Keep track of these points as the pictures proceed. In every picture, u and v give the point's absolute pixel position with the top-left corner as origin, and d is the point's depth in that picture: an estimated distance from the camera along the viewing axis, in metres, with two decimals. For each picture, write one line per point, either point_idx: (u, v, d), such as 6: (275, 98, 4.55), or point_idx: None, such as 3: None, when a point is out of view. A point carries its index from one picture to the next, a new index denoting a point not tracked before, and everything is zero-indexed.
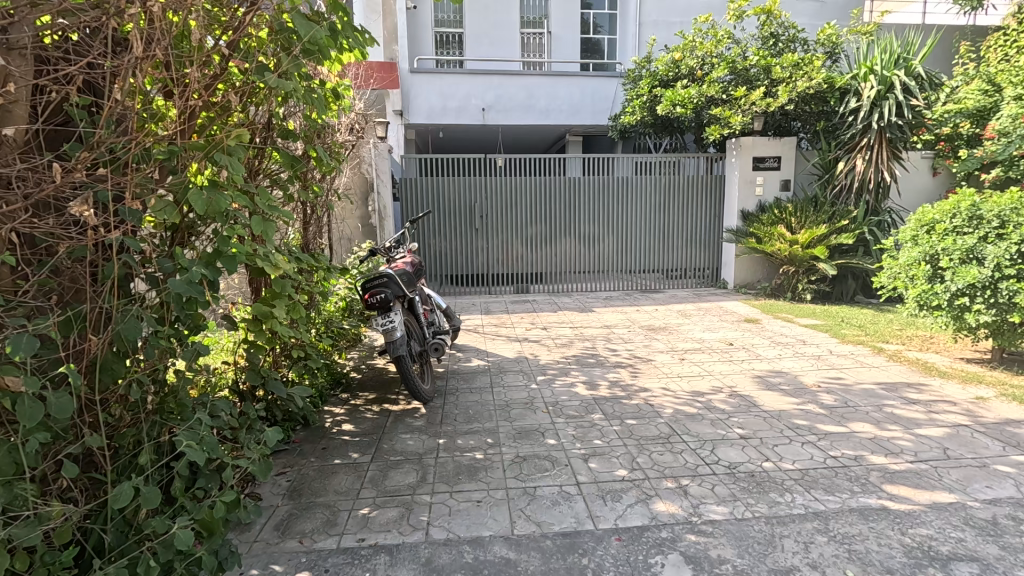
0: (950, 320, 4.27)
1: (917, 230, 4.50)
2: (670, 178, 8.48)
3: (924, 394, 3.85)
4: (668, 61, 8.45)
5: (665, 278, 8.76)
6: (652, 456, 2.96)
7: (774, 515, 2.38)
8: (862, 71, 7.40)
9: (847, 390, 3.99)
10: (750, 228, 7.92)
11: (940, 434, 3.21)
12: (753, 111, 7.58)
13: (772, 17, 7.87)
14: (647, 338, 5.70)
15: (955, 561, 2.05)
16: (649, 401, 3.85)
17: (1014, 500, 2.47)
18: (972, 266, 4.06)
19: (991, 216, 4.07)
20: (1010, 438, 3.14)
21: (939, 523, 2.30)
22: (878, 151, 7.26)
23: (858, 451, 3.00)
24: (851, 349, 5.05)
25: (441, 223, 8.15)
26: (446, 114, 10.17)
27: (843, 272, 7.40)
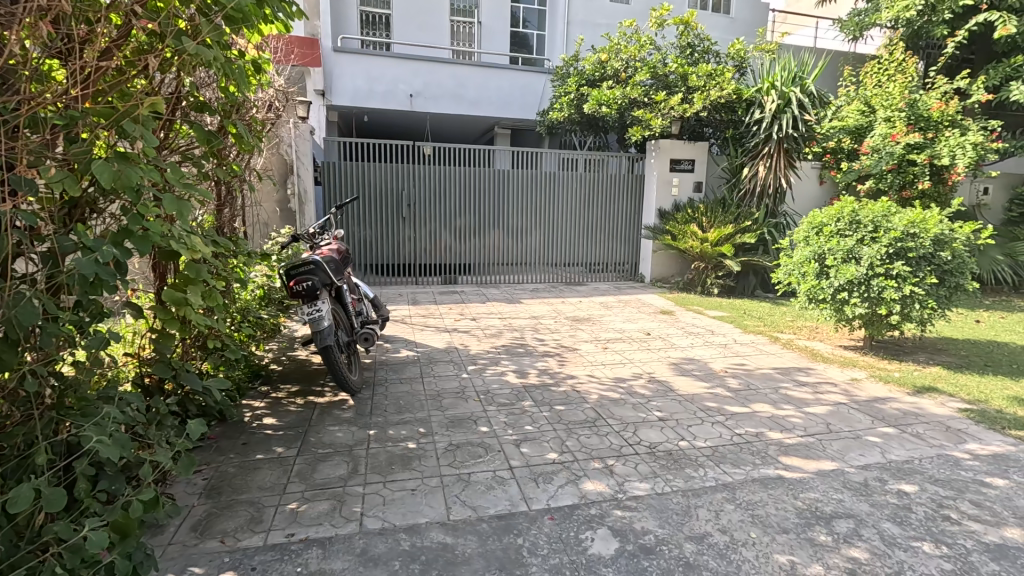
0: (833, 312, 4.85)
1: (809, 231, 5.05)
2: (594, 175, 8.83)
3: (811, 377, 4.36)
4: (595, 61, 8.76)
5: (588, 271, 9.11)
6: (579, 440, 3.10)
7: (689, 488, 2.60)
8: (765, 86, 8.07)
9: (749, 375, 4.41)
10: (666, 226, 8.44)
11: (824, 411, 3.66)
12: (671, 115, 8.03)
13: (689, 28, 8.45)
14: (573, 328, 5.91)
15: (837, 519, 2.37)
16: (576, 387, 4.02)
17: (881, 465, 2.89)
18: (851, 265, 4.62)
19: (867, 221, 4.67)
20: (877, 413, 3.65)
21: (824, 487, 2.63)
22: (776, 159, 7.97)
23: (759, 428, 3.34)
24: (752, 338, 5.57)
25: (366, 210, 7.88)
26: (372, 97, 9.80)
27: (745, 268, 8.12)
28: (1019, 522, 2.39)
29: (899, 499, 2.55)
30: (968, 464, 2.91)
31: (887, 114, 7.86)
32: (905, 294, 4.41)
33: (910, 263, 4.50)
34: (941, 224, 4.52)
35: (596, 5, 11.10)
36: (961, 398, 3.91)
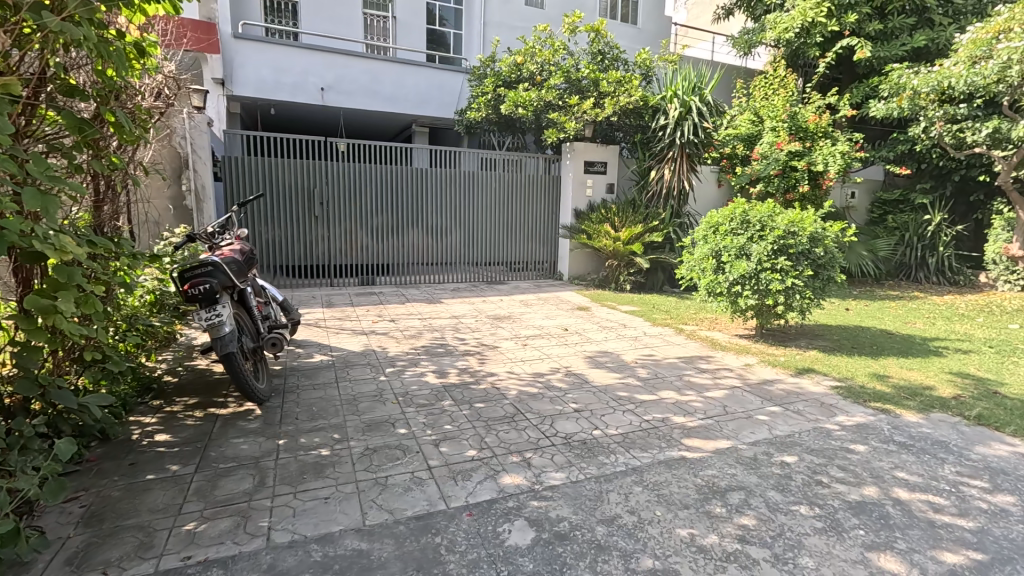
0: (728, 303, 5.30)
1: (707, 230, 5.47)
2: (512, 175, 8.96)
3: (710, 364, 4.74)
4: (511, 63, 8.89)
5: (509, 270, 9.24)
6: (498, 435, 3.15)
7: (602, 474, 2.74)
8: (668, 94, 8.61)
9: (657, 365, 4.70)
10: (582, 226, 8.77)
11: (721, 395, 3.99)
12: (584, 118, 8.34)
13: (599, 36, 8.83)
14: (493, 326, 5.98)
15: (730, 491, 2.60)
16: (496, 384, 4.08)
17: (768, 440, 3.21)
18: (743, 260, 5.08)
19: (755, 221, 5.15)
20: (766, 393, 4.05)
21: (720, 463, 2.88)
22: (679, 163, 8.55)
23: (665, 414, 3.58)
24: (660, 330, 5.95)
25: (274, 208, 7.44)
26: (279, 89, 9.25)
27: (654, 266, 8.62)
28: (875, 481, 2.76)
29: (782, 469, 2.85)
30: (837, 434, 3.32)
31: (772, 124, 8.70)
32: (787, 286, 4.92)
33: (791, 259, 5.02)
34: (815, 223, 5.09)
35: (511, 7, 11.26)
36: (833, 377, 4.44)
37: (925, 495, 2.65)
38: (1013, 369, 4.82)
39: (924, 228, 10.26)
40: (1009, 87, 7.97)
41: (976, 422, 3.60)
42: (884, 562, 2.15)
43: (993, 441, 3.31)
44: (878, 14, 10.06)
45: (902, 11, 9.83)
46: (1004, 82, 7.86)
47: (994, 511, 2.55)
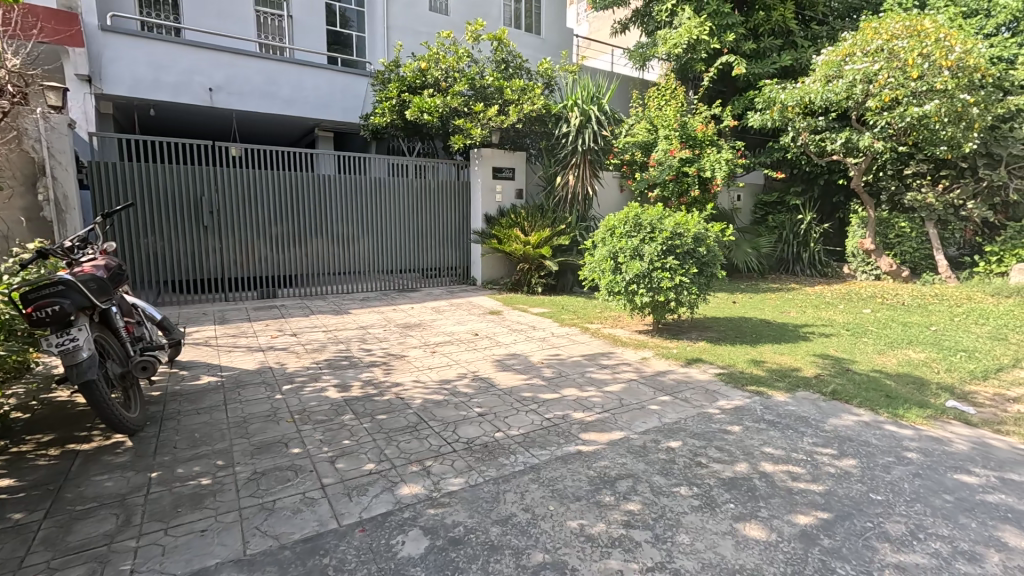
0: (626, 302, 5.61)
1: (604, 233, 5.77)
2: (422, 181, 8.86)
3: (611, 360, 4.99)
4: (415, 68, 8.81)
5: (421, 277, 9.13)
6: (399, 446, 3.09)
7: (500, 475, 2.79)
8: (569, 103, 8.96)
9: (562, 364, 4.87)
10: (492, 231, 8.88)
11: (619, 388, 4.22)
12: (489, 125, 8.46)
13: (502, 45, 9.01)
14: (402, 335, 5.88)
15: (620, 480, 2.75)
16: (400, 394, 4.01)
17: (657, 428, 3.43)
18: (637, 261, 5.41)
19: (647, 224, 5.51)
20: (658, 384, 4.34)
21: (613, 454, 3.04)
22: (583, 169, 8.97)
23: (565, 410, 3.72)
24: (567, 330, 6.16)
25: (156, 218, 6.81)
26: (159, 88, 8.47)
27: (563, 268, 8.90)
28: (745, 457, 3.06)
29: (667, 454, 3.07)
30: (717, 418, 3.63)
31: (666, 133, 9.33)
32: (676, 283, 5.32)
33: (678, 258, 5.43)
34: (698, 225, 5.55)
35: (415, 12, 11.16)
36: (718, 365, 4.85)
37: (786, 466, 2.98)
38: (863, 348, 5.54)
39: (797, 226, 11.48)
40: (856, 103, 9.08)
41: (831, 397, 4.10)
42: (748, 530, 2.38)
43: (844, 413, 3.80)
44: (752, 34, 11.14)
45: (771, 33, 11.00)
46: (852, 98, 9.00)
47: (839, 474, 2.92)
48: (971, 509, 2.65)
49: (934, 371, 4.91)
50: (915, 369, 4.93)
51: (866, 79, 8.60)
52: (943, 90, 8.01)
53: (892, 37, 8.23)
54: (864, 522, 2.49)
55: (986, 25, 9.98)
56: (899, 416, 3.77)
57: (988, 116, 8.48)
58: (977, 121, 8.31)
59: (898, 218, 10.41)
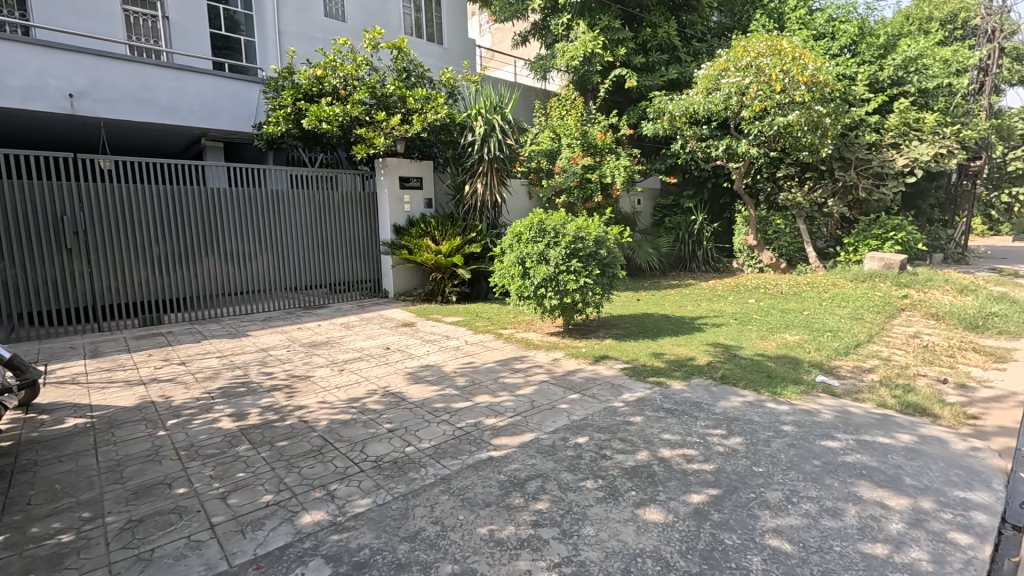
0: (536, 305, 5.74)
1: (512, 239, 5.89)
2: (325, 192, 8.48)
3: (523, 363, 5.08)
4: (311, 76, 8.46)
5: (329, 292, 8.73)
6: (301, 473, 2.93)
7: (410, 490, 2.73)
8: (473, 112, 9.02)
9: (475, 371, 4.87)
10: (402, 241, 8.71)
11: (531, 390, 4.31)
12: (393, 134, 8.30)
13: (402, 54, 8.90)
14: (307, 355, 5.58)
15: (529, 480, 2.81)
16: (304, 418, 3.79)
17: (566, 426, 3.54)
18: (543, 265, 5.57)
19: (551, 229, 5.68)
20: (568, 383, 4.48)
21: (523, 456, 3.10)
22: (490, 177, 9.04)
23: (477, 418, 3.72)
24: (480, 338, 6.18)
25: (6, 242, 5.92)
26: (3, 94, 7.38)
27: (476, 275, 8.91)
28: (646, 445, 3.24)
29: (575, 450, 3.17)
30: (621, 410, 3.82)
31: (568, 141, 9.71)
32: (580, 285, 5.54)
33: (582, 260, 5.66)
34: (598, 228, 5.82)
35: (309, 17, 10.69)
36: (623, 360, 5.10)
37: (682, 449, 3.20)
38: (748, 335, 6.11)
39: (691, 227, 12.42)
40: (733, 113, 10.00)
41: (721, 381, 4.47)
42: (649, 515, 2.52)
43: (732, 395, 4.16)
44: (641, 49, 11.95)
45: (658, 49, 11.86)
46: (729, 109, 9.90)
47: (727, 451, 3.19)
48: (835, 470, 3.00)
49: (806, 350, 5.53)
50: (791, 350, 5.52)
51: (739, 92, 9.51)
52: (801, 102, 9.05)
53: (758, 55, 9.21)
54: (748, 493, 2.73)
55: (833, 46, 11.47)
56: (778, 394, 4.19)
57: (838, 125, 9.73)
58: (830, 129, 9.51)
59: (774, 216, 11.60)
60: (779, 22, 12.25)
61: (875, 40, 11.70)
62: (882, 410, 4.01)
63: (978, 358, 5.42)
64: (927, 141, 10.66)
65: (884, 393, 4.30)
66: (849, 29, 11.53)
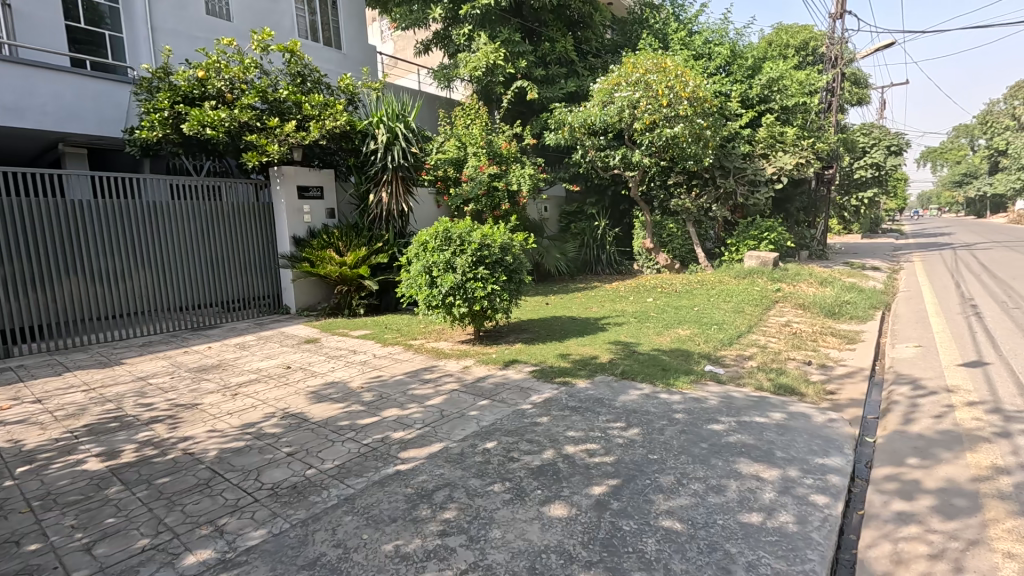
0: (444, 314, 5.71)
1: (418, 248, 5.84)
2: (210, 204, 7.81)
3: (433, 374, 5.03)
4: (191, 77, 7.79)
5: (221, 311, 8.05)
6: (184, 510, 2.67)
7: (311, 515, 2.60)
8: (374, 120, 8.78)
9: (383, 385, 4.73)
10: (303, 253, 8.26)
11: (441, 400, 4.28)
12: (288, 141, 7.85)
13: (295, 57, 8.47)
14: (195, 381, 5.10)
15: (437, 491, 2.79)
16: (189, 450, 3.45)
17: (475, 433, 3.56)
18: (450, 274, 5.57)
19: (457, 237, 5.70)
20: (478, 390, 4.51)
21: (431, 467, 3.07)
22: (395, 186, 8.85)
23: (385, 432, 3.62)
24: (389, 350, 6.02)
25: None
26: None
27: (385, 286, 8.68)
28: (551, 444, 3.36)
29: (483, 456, 3.20)
30: (529, 412, 3.92)
31: (474, 150, 9.78)
32: (488, 292, 5.61)
33: (488, 267, 5.74)
34: (503, 235, 5.92)
35: (188, 14, 9.84)
36: (532, 363, 5.23)
37: (585, 445, 3.35)
38: (647, 332, 6.54)
39: (595, 232, 13.02)
40: (627, 125, 10.67)
41: (622, 377, 4.73)
42: (553, 511, 2.61)
43: (631, 389, 4.43)
44: (541, 62, 12.38)
45: (556, 63, 12.37)
46: (623, 121, 10.55)
47: (626, 443, 3.39)
48: (719, 450, 3.30)
49: (696, 343, 6.03)
50: (683, 343, 5.99)
51: (632, 106, 10.16)
52: (685, 116, 9.87)
53: (646, 71, 9.94)
54: (644, 480, 2.92)
55: (710, 66, 12.65)
56: (671, 385, 4.52)
57: (717, 137, 10.73)
58: (710, 141, 10.47)
59: (667, 220, 12.51)
60: (663, 42, 13.29)
61: (744, 62, 13.06)
62: (758, 392, 4.48)
63: (835, 342, 6.23)
64: (791, 151, 12.22)
65: (760, 378, 4.79)
66: (722, 51, 12.79)
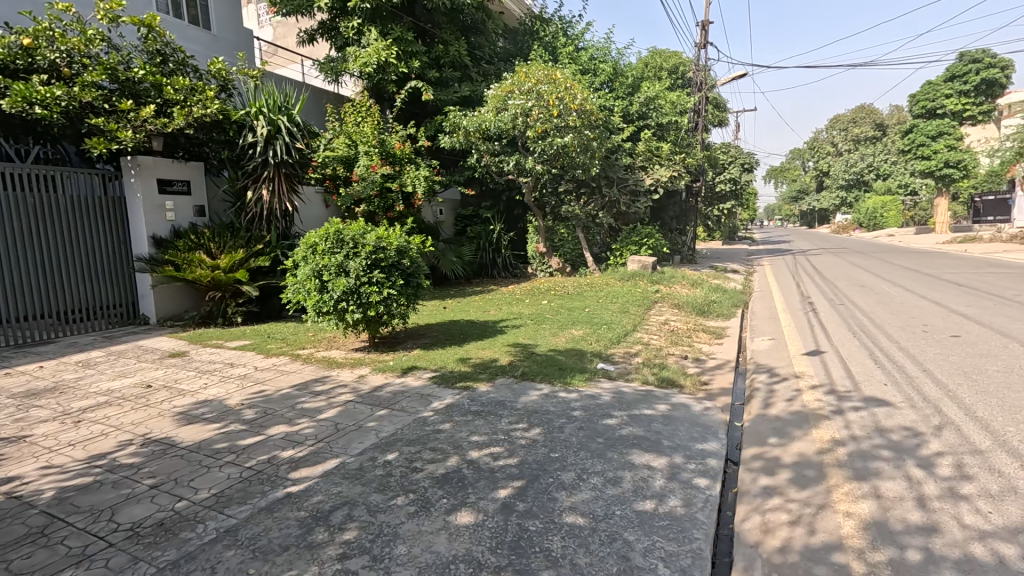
0: (337, 321, 5.38)
1: (306, 251, 5.45)
2: (43, 197, 6.59)
3: (325, 385, 4.70)
4: (13, 44, 6.52)
5: (58, 323, 6.82)
6: (9, 568, 2.19)
7: (184, 555, 2.27)
8: (252, 110, 8.02)
9: (267, 401, 4.31)
10: (165, 255, 7.26)
11: (334, 413, 4.01)
12: (146, 128, 6.89)
13: (154, 33, 7.45)
14: (22, 409, 4.23)
15: (334, 511, 2.60)
16: (15, 493, 2.85)
17: (373, 445, 3.38)
18: (342, 278, 5.27)
19: (349, 239, 5.40)
20: (375, 400, 4.30)
21: (326, 486, 2.85)
22: (277, 183, 8.17)
23: (271, 452, 3.30)
24: (273, 361, 5.52)
25: None
26: None
27: (267, 292, 7.98)
28: (455, 450, 3.30)
29: (384, 469, 3.05)
30: (430, 419, 3.82)
31: (365, 149, 9.36)
32: (384, 296, 5.38)
33: (384, 271, 5.52)
34: (400, 237, 5.73)
35: None
36: (431, 369, 5.11)
37: (488, 448, 3.35)
38: (543, 333, 6.75)
39: (491, 236, 13.19)
40: (520, 132, 10.94)
41: (522, 379, 4.81)
42: (459, 519, 2.56)
43: (530, 390, 4.52)
44: (434, 63, 12.24)
45: (450, 65, 12.32)
46: (516, 128, 10.81)
47: (528, 443, 3.44)
48: (614, 444, 3.49)
49: (588, 342, 6.35)
50: (577, 343, 6.27)
51: (525, 114, 10.47)
52: (574, 127, 10.39)
53: (538, 82, 10.29)
54: (547, 478, 2.99)
55: (595, 81, 13.43)
56: (568, 383, 4.70)
57: (603, 148, 11.43)
58: (597, 152, 11.11)
59: (559, 226, 13.07)
60: (552, 54, 13.86)
61: (625, 80, 14.09)
62: (645, 386, 4.82)
63: (706, 337, 6.93)
64: (665, 165, 13.54)
65: (647, 372, 5.17)
66: (605, 68, 13.66)
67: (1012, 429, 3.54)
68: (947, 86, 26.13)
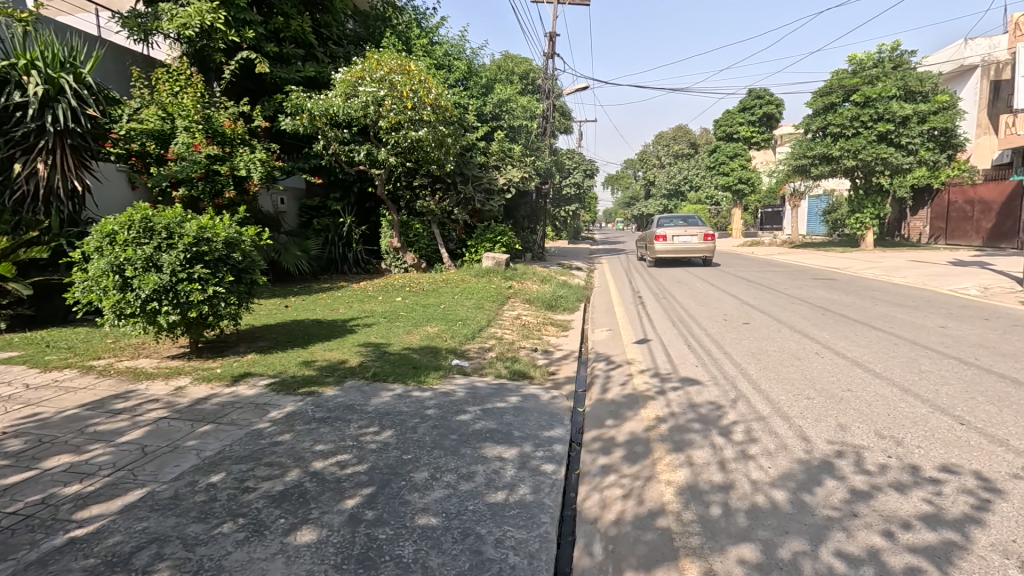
0: (145, 325, 4.57)
1: (101, 241, 4.53)
2: None
3: (129, 401, 3.94)
4: None
5: None
6: None
7: None
8: (20, 63, 6.37)
9: (44, 426, 3.47)
10: None
11: (141, 434, 3.37)
12: None
13: None
14: None
15: (137, 552, 2.18)
16: None
17: (192, 468, 2.91)
18: (153, 273, 4.48)
19: (160, 228, 4.60)
20: (197, 414, 3.72)
21: (127, 524, 2.37)
22: (60, 157, 6.63)
23: (48, 490, 2.65)
24: (55, 376, 4.46)
25: None
26: None
27: (46, 292, 6.49)
28: (296, 463, 3.02)
29: (206, 494, 2.65)
30: (266, 432, 3.43)
31: (184, 124, 8.06)
32: (209, 295, 4.68)
33: (209, 266, 4.80)
34: (228, 228, 5.03)
35: None
36: (268, 375, 4.60)
37: (335, 457, 3.11)
38: (396, 331, 6.53)
39: (340, 229, 12.41)
40: (372, 121, 10.44)
41: (372, 380, 4.59)
42: (299, 538, 2.33)
43: (381, 391, 4.33)
44: (272, 35, 11.04)
45: (292, 41, 11.25)
46: (368, 117, 10.29)
47: (379, 447, 3.29)
48: (467, 439, 3.50)
49: (442, 339, 6.31)
50: (431, 340, 6.19)
51: (377, 104, 10.01)
52: (428, 121, 10.17)
53: (391, 71, 9.92)
54: (399, 482, 2.88)
55: (450, 77, 13.39)
56: (422, 382, 4.60)
57: (458, 145, 11.33)
58: (452, 148, 10.96)
59: (413, 221, 12.78)
60: (406, 45, 13.50)
61: (479, 80, 14.23)
62: (498, 379, 4.95)
63: (553, 330, 7.39)
64: (517, 166, 14.03)
65: (499, 366, 5.32)
66: (460, 66, 13.70)
67: (784, 398, 4.37)
68: (740, 116, 31.52)
